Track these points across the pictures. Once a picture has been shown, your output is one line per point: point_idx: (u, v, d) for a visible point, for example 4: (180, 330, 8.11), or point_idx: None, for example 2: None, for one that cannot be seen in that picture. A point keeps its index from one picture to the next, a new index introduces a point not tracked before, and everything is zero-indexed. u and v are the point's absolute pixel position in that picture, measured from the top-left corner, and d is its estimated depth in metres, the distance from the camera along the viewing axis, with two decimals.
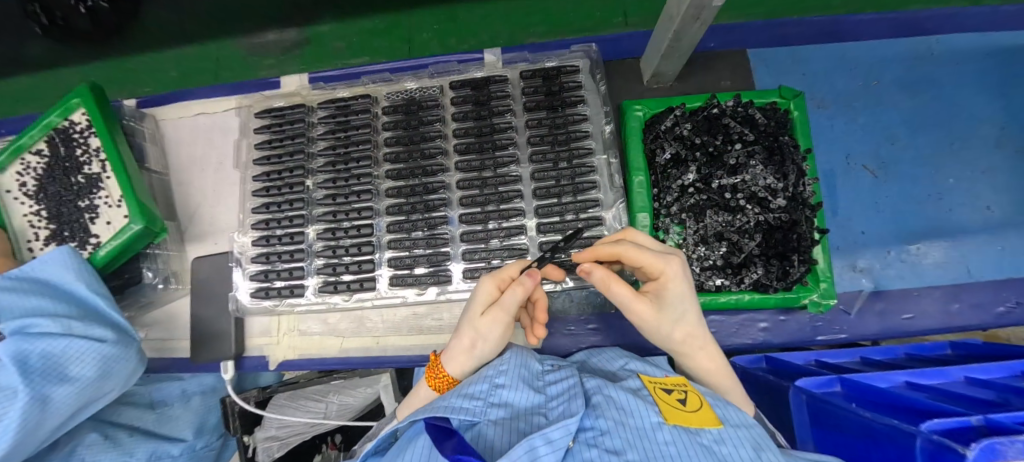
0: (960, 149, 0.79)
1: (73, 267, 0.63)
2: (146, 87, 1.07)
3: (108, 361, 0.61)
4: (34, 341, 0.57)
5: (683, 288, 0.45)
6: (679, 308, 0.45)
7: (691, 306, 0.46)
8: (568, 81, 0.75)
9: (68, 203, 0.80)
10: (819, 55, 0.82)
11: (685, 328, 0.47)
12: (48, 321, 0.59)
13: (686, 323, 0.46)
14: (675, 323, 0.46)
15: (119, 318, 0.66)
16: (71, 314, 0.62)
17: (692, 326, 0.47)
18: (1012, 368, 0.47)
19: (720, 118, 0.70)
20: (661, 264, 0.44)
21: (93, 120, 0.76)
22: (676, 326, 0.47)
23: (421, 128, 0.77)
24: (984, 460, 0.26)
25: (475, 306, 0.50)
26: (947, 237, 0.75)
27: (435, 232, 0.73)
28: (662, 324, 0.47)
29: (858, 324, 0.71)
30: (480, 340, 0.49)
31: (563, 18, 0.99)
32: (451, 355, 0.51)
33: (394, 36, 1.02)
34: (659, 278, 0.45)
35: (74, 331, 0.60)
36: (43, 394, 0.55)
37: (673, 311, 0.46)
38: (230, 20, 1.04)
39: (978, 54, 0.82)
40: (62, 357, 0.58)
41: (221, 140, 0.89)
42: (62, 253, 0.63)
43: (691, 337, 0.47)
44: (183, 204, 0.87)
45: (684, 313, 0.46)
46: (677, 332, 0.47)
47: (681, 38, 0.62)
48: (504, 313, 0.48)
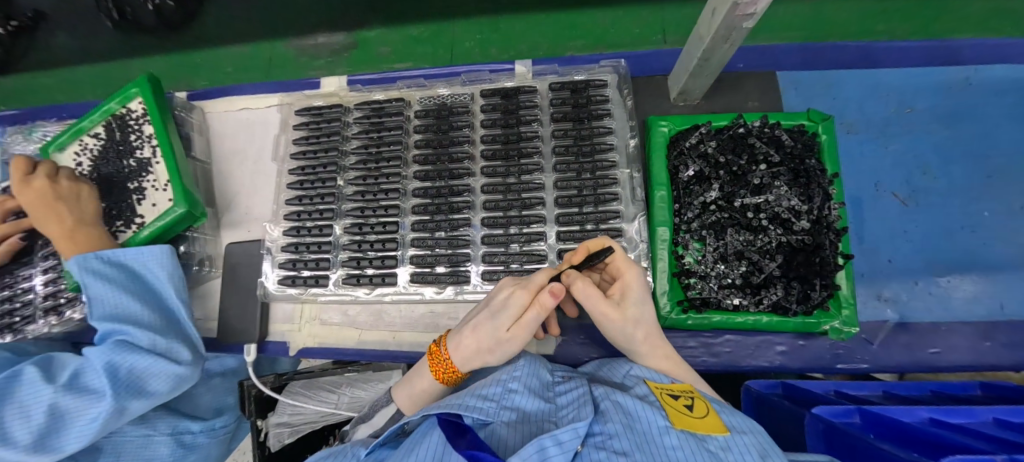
0: (997, 182, 0.76)
1: (168, 271, 0.70)
2: (198, 81, 1.14)
3: (180, 382, 0.64)
4: (123, 353, 0.60)
5: (644, 289, 0.53)
6: (644, 309, 0.52)
7: (648, 308, 0.52)
8: (596, 95, 0.77)
9: (118, 184, 0.85)
10: (850, 80, 0.82)
11: (644, 329, 0.52)
12: (140, 333, 0.62)
13: (645, 324, 0.52)
14: (636, 323, 0.51)
15: (194, 332, 0.70)
16: (154, 324, 0.66)
17: (650, 326, 0.52)
18: None
19: (746, 138, 0.70)
20: (630, 270, 0.52)
21: (149, 109, 0.82)
22: (637, 327, 0.51)
23: (451, 133, 0.80)
24: None
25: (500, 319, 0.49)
26: (979, 272, 0.72)
27: (457, 233, 0.75)
28: (626, 325, 0.50)
29: (881, 355, 0.69)
30: (494, 350, 0.50)
31: (602, 33, 1.02)
32: (462, 355, 0.51)
33: (438, 43, 1.07)
34: (623, 280, 0.52)
35: (156, 347, 0.63)
36: (122, 406, 0.58)
37: (637, 311, 0.51)
38: (286, 23, 1.12)
39: (1018, 86, 0.80)
40: (143, 373, 0.61)
41: (263, 134, 0.94)
42: (164, 256, 0.70)
43: (650, 337, 0.52)
44: (221, 192, 0.91)
45: (644, 314, 0.52)
46: (637, 333, 0.51)
47: (709, 57, 0.63)
48: (527, 331, 0.50)
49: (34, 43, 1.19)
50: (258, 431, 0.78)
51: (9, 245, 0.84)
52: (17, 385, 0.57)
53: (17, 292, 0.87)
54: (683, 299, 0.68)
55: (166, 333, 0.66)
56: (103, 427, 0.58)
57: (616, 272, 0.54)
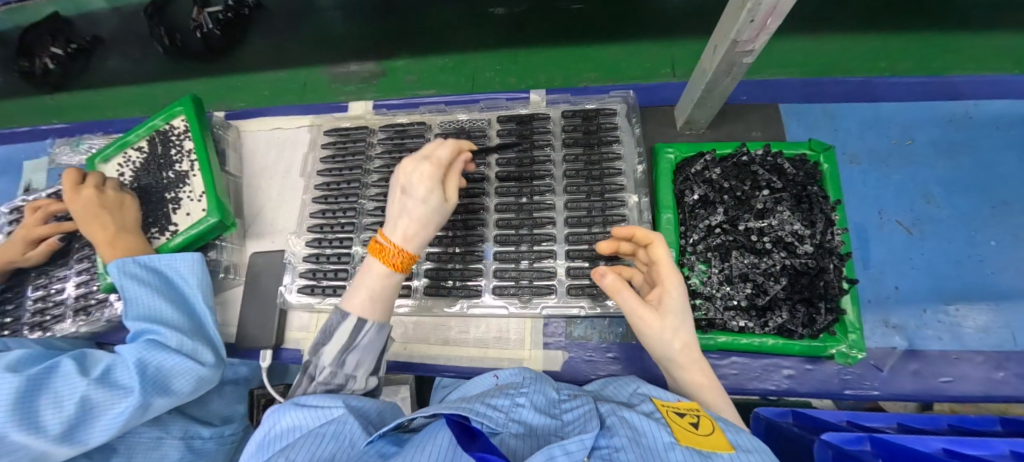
0: (1002, 213, 0.78)
1: (198, 276, 0.75)
2: (237, 101, 1.24)
3: (202, 382, 0.67)
4: (153, 351, 0.64)
5: (684, 298, 0.52)
6: (684, 318, 0.50)
7: (687, 318, 0.51)
8: (606, 123, 0.82)
9: (155, 194, 0.92)
10: (850, 114, 0.85)
11: (682, 340, 0.51)
12: (170, 333, 0.66)
13: (683, 333, 0.50)
14: (674, 330, 0.50)
15: (217, 337, 0.74)
16: (182, 326, 0.70)
17: (688, 337, 0.51)
18: None
19: (749, 165, 0.73)
20: (672, 274, 0.52)
21: (191, 126, 0.90)
22: (675, 336, 0.50)
23: (468, 155, 0.85)
24: None
25: (420, 191, 0.52)
26: (988, 301, 0.73)
27: (470, 249, 0.78)
28: (663, 330, 0.50)
29: (890, 382, 0.69)
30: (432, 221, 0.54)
31: (614, 65, 1.08)
32: (408, 232, 0.52)
33: (460, 72, 1.15)
34: (664, 285, 0.52)
35: (183, 347, 0.67)
36: (147, 402, 0.61)
37: (676, 320, 0.50)
38: (320, 53, 1.21)
39: (1018, 121, 0.83)
40: (169, 371, 0.64)
41: (292, 151, 1.01)
42: (195, 262, 0.76)
43: (687, 349, 0.51)
44: (249, 204, 0.97)
45: (684, 323, 0.51)
46: (673, 341, 0.50)
47: (713, 89, 0.68)
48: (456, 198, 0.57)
49: (90, 65, 1.30)
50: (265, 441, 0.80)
51: (49, 246, 0.89)
52: (54, 376, 0.60)
53: (51, 292, 0.93)
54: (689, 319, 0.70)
55: (192, 334, 0.70)
56: (127, 422, 0.60)
57: (659, 277, 0.54)
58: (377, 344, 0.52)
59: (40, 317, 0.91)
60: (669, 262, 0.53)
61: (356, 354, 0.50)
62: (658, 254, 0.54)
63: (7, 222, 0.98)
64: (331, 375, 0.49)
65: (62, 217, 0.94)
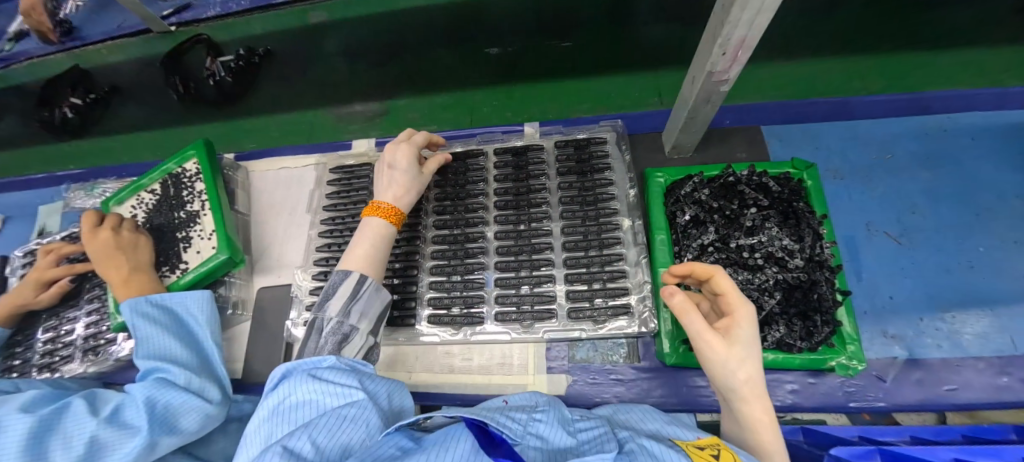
0: (986, 220, 0.80)
1: (206, 312, 0.78)
2: (246, 143, 1.29)
3: (209, 420, 0.66)
4: (161, 389, 0.64)
5: (754, 331, 0.47)
6: (753, 351, 0.46)
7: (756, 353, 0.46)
8: (597, 150, 0.86)
9: (167, 233, 0.95)
10: (829, 132, 0.89)
11: (749, 373, 0.45)
12: (179, 371, 0.67)
13: (751, 366, 0.45)
14: (742, 362, 0.45)
15: (224, 374, 0.74)
16: (191, 363, 0.71)
17: (756, 373, 0.45)
18: None
19: (736, 185, 0.76)
20: (741, 303, 0.48)
21: (203, 168, 0.95)
22: (742, 367, 0.45)
23: (467, 187, 0.88)
24: None
25: (402, 164, 0.69)
26: (983, 307, 0.74)
27: (471, 277, 0.81)
28: (729, 360, 0.45)
29: (895, 392, 0.69)
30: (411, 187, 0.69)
31: (605, 97, 1.14)
32: (395, 196, 0.67)
33: (459, 109, 1.21)
34: (733, 315, 0.48)
35: (191, 385, 0.68)
36: (155, 441, 0.60)
37: (744, 350, 0.45)
38: (326, 95, 1.28)
39: (990, 132, 0.87)
40: (177, 410, 0.64)
41: (298, 189, 1.05)
42: (204, 299, 0.78)
43: (753, 385, 0.45)
44: (257, 241, 1.00)
45: (752, 356, 0.46)
46: (739, 373, 0.45)
47: (695, 116, 0.73)
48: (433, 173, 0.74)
49: (107, 114, 1.38)
50: None
51: (60, 288, 0.92)
52: (63, 418, 0.60)
53: (61, 333, 0.94)
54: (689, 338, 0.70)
55: (199, 372, 0.71)
56: None
57: (726, 307, 0.50)
58: (375, 302, 0.59)
59: (49, 358, 0.92)
60: (735, 292, 0.50)
61: (361, 303, 0.56)
62: (723, 282, 0.51)
63: (22, 265, 1.02)
64: (338, 325, 0.54)
65: (75, 258, 0.97)
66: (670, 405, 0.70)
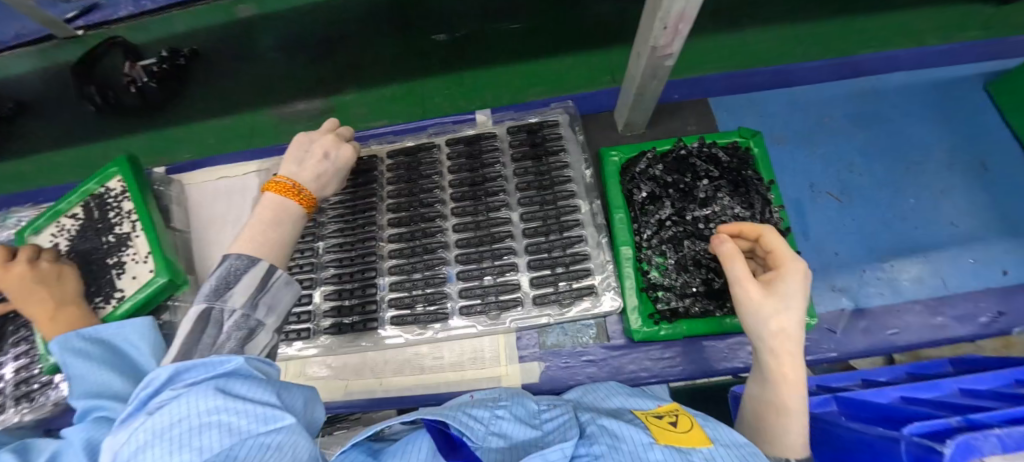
0: (917, 172, 0.85)
1: (148, 337, 0.63)
2: (179, 154, 1.15)
3: None
4: (101, 429, 0.48)
5: (801, 289, 0.47)
6: (793, 304, 0.45)
7: (799, 309, 0.45)
8: (550, 134, 0.85)
9: (97, 260, 0.86)
10: (772, 100, 0.92)
11: (785, 324, 0.45)
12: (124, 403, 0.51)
13: (788, 318, 0.45)
14: (778, 312, 0.45)
15: None
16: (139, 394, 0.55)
17: (794, 325, 0.45)
18: (1006, 377, 0.59)
19: (688, 158, 0.77)
20: (791, 259, 0.48)
21: (128, 185, 0.87)
22: (777, 316, 0.45)
23: (420, 182, 0.85)
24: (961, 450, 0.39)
25: (338, 160, 0.59)
26: (919, 254, 0.79)
27: (433, 273, 0.78)
28: (763, 307, 0.45)
29: (845, 342, 0.73)
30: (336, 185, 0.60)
31: (563, 79, 1.08)
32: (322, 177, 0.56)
33: (407, 101, 1.11)
34: (780, 269, 0.49)
35: None
36: None
37: (783, 301, 0.45)
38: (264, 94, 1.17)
39: (915, 88, 0.92)
40: None
41: (241, 199, 0.98)
42: (142, 322, 0.63)
43: (787, 336, 0.45)
44: (201, 259, 0.93)
45: (793, 309, 0.45)
46: (773, 321, 0.45)
47: (643, 92, 0.72)
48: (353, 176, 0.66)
49: (9, 133, 1.22)
50: None
51: None
52: None
53: None
54: (653, 311, 0.72)
55: None
56: None
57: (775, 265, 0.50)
58: (287, 293, 0.45)
59: None
60: (783, 251, 0.50)
61: (271, 294, 0.43)
62: (772, 239, 0.52)
63: None
64: (244, 319, 0.41)
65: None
66: (642, 379, 0.72)
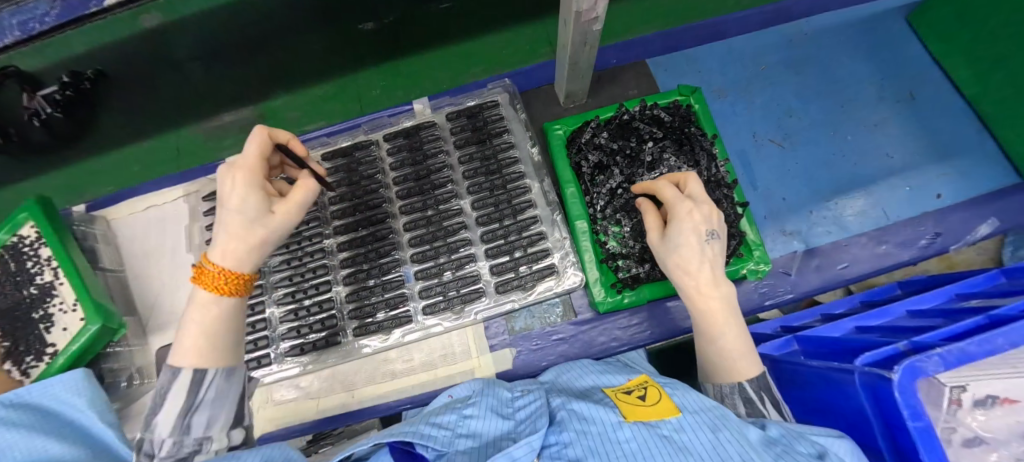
0: (852, 110, 0.88)
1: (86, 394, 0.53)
2: (107, 186, 1.09)
3: None
4: None
5: (686, 223, 0.53)
6: (677, 238, 0.53)
7: (690, 242, 0.52)
8: (491, 115, 0.82)
9: (23, 317, 0.77)
10: (709, 54, 0.92)
11: (678, 259, 0.53)
12: None
13: (678, 254, 0.52)
14: (669, 251, 0.54)
15: None
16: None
17: (687, 258, 0.52)
18: (942, 294, 0.63)
19: (631, 123, 0.77)
20: (670, 200, 0.55)
21: (42, 230, 0.78)
22: (672, 254, 0.53)
23: (363, 183, 0.81)
24: (912, 375, 0.40)
25: (234, 207, 0.43)
26: (860, 188, 0.82)
27: (390, 275, 0.75)
28: (660, 250, 0.56)
29: (800, 282, 0.76)
30: (271, 240, 0.45)
31: (498, 56, 1.09)
32: (229, 252, 0.43)
33: (344, 99, 1.10)
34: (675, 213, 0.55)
35: None
36: None
37: (672, 241, 0.54)
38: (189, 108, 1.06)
39: (843, 27, 0.94)
40: None
41: (175, 227, 0.91)
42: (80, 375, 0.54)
43: (685, 269, 0.52)
44: (141, 298, 0.87)
45: (682, 244, 0.52)
46: (669, 260, 0.54)
47: (578, 60, 0.70)
48: (300, 211, 0.46)
49: None
50: None
51: None
52: None
53: None
54: (614, 281, 0.72)
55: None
56: None
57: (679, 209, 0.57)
58: (230, 390, 0.45)
59: None
60: (674, 193, 0.57)
61: (205, 410, 0.43)
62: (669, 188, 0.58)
63: None
64: (177, 445, 0.41)
65: None
66: (612, 348, 0.73)
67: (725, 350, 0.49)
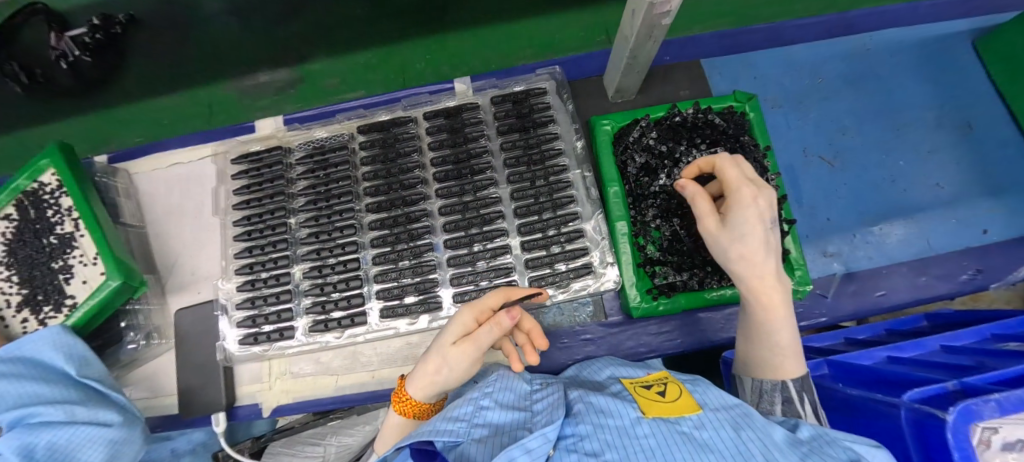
0: (905, 133, 0.85)
1: (64, 347, 0.64)
2: (135, 137, 1.03)
3: (117, 446, 0.61)
4: (39, 432, 0.57)
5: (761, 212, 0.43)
6: (743, 226, 0.43)
7: (759, 229, 0.42)
8: (537, 103, 0.79)
9: (41, 267, 0.76)
10: (765, 61, 0.88)
11: (740, 250, 0.43)
12: (52, 410, 0.58)
13: (745, 244, 0.42)
14: (734, 243, 0.43)
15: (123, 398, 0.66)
16: (73, 397, 0.62)
17: (753, 247, 0.42)
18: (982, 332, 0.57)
19: (683, 125, 0.74)
20: (735, 183, 0.45)
21: (64, 178, 0.75)
22: (733, 244, 0.43)
23: (399, 160, 0.79)
24: (966, 419, 0.36)
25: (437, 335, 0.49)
26: (905, 215, 0.80)
27: (421, 259, 0.73)
28: (718, 240, 0.45)
29: (836, 306, 0.75)
30: (445, 372, 0.46)
31: (552, 40, 0.99)
32: (416, 379, 0.49)
33: (387, 68, 1.01)
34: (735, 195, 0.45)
35: (76, 417, 0.60)
36: None
37: (736, 229, 0.43)
38: (222, 65, 1.03)
39: (908, 46, 0.90)
40: (67, 447, 0.58)
41: (200, 187, 0.89)
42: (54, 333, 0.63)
43: (749, 260, 0.43)
44: (162, 257, 0.85)
45: (751, 234, 0.42)
46: (730, 251, 0.44)
47: (637, 54, 0.66)
48: (475, 348, 0.45)
49: None
50: None
51: None
52: None
53: None
54: (651, 287, 0.70)
55: (88, 402, 0.62)
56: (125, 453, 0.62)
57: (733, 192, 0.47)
58: None
59: None
60: (737, 174, 0.46)
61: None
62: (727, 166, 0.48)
63: None
64: None
65: None
66: (641, 354, 0.71)
67: (779, 346, 0.45)
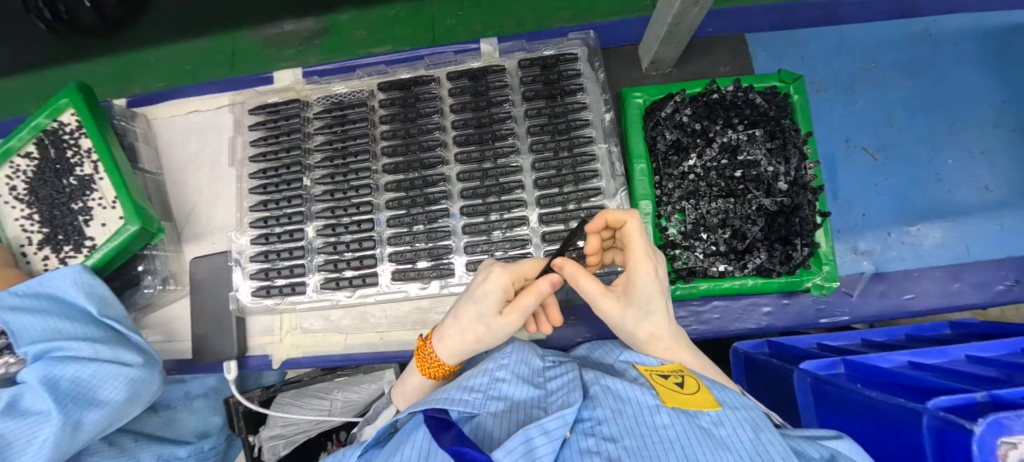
0: (959, 130, 0.79)
1: (86, 284, 0.65)
2: (154, 82, 1.01)
3: (136, 383, 0.62)
4: (64, 367, 0.59)
5: (656, 285, 0.44)
6: (648, 307, 0.44)
7: (658, 306, 0.45)
8: (567, 69, 0.75)
9: (62, 207, 0.76)
10: (817, 39, 0.81)
11: (648, 330, 0.45)
12: (77, 346, 0.60)
13: (650, 323, 0.45)
14: (639, 320, 0.45)
15: (142, 339, 0.67)
16: (94, 336, 0.63)
17: (657, 326, 0.45)
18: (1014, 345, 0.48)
19: (721, 103, 0.69)
20: (642, 258, 0.44)
21: (83, 119, 0.74)
22: (640, 325, 0.45)
23: (419, 121, 0.76)
24: (992, 434, 0.28)
25: (472, 301, 0.45)
26: (946, 218, 0.75)
27: (436, 225, 0.72)
28: (626, 320, 0.45)
29: (860, 305, 0.72)
30: (486, 337, 0.46)
31: (591, 2, 0.93)
32: (445, 345, 0.47)
33: (416, 24, 0.97)
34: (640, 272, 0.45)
35: (100, 354, 0.61)
36: (76, 419, 0.57)
37: (639, 309, 0.44)
38: (245, 11, 0.99)
39: (975, 33, 0.82)
40: (90, 382, 0.59)
41: (217, 137, 0.87)
42: (74, 271, 0.64)
43: (655, 338, 0.46)
44: (179, 205, 0.85)
45: (652, 314, 0.45)
46: (639, 332, 0.45)
47: (680, 22, 0.61)
48: (521, 316, 0.45)
49: None
50: (251, 447, 0.77)
51: None
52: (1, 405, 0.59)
53: None
54: (670, 271, 0.68)
55: (109, 341, 0.63)
56: (144, 391, 0.64)
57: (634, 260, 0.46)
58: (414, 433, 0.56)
59: None
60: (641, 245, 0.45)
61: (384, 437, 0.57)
62: (630, 237, 0.46)
63: None
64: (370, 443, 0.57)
65: None
66: None
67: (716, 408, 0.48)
